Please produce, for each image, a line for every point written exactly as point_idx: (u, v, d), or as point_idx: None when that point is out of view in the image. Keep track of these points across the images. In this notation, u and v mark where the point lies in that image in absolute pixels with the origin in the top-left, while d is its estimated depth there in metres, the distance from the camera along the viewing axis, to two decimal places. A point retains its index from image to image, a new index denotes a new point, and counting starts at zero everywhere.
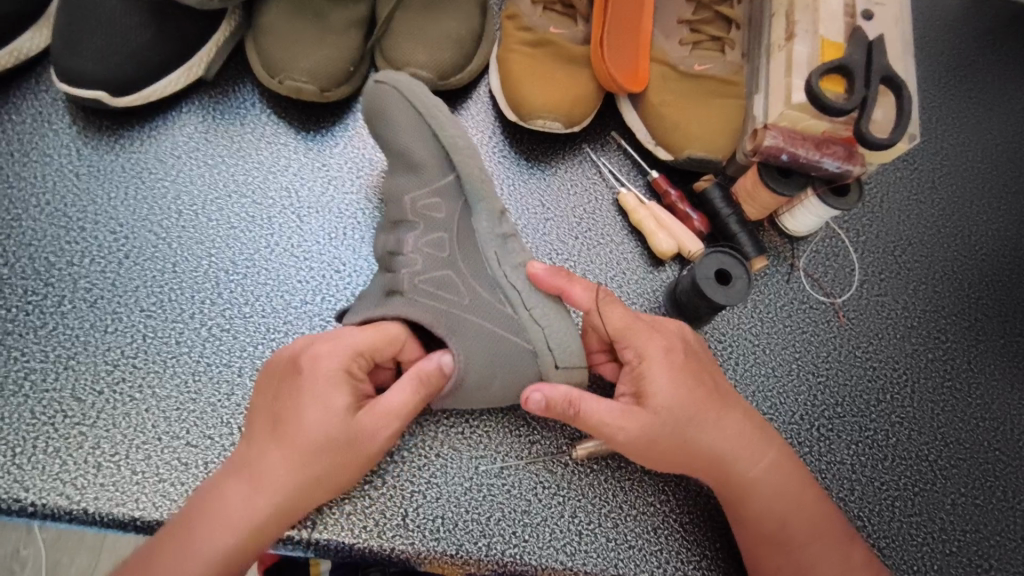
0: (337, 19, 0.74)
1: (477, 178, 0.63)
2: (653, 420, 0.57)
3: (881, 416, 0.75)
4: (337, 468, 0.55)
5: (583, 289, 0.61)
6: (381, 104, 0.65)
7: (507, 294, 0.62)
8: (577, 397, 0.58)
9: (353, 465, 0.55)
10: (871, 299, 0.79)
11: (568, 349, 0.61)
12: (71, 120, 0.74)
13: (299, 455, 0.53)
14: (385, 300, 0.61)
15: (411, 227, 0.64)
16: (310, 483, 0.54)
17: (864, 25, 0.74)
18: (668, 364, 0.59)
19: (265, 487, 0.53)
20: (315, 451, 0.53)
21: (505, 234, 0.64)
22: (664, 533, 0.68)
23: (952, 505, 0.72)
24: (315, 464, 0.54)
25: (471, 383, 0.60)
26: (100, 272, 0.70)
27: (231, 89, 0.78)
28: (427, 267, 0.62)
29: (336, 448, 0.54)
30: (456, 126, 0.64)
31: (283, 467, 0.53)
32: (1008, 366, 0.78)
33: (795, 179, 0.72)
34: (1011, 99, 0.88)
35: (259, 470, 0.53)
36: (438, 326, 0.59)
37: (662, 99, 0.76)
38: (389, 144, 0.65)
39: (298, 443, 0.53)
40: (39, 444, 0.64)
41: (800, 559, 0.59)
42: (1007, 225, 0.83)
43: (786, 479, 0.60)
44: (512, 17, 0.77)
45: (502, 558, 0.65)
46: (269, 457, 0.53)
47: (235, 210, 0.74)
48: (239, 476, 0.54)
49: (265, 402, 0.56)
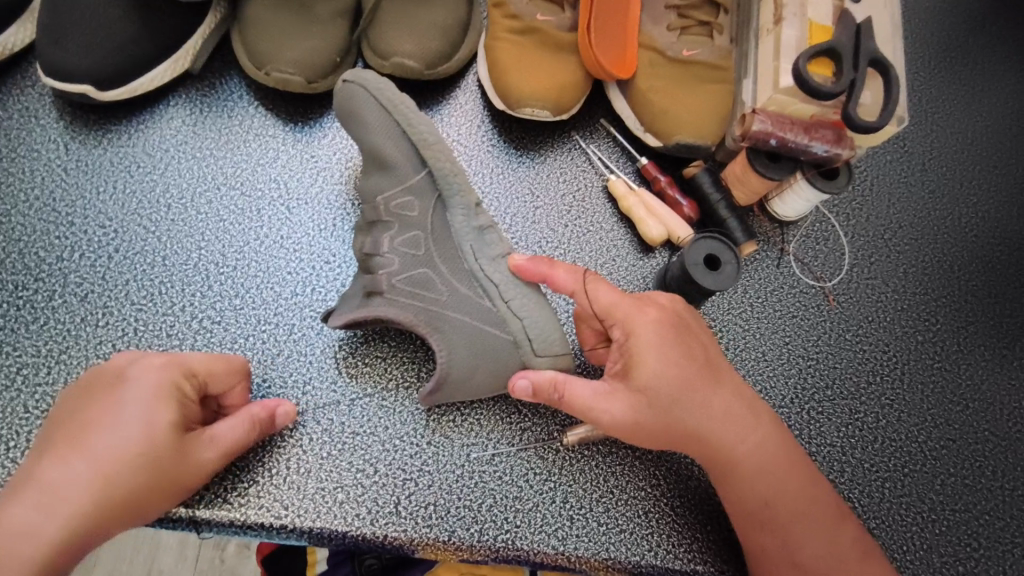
0: (323, 9, 0.74)
1: (450, 171, 0.63)
2: (638, 399, 0.58)
3: (871, 398, 0.75)
4: (157, 480, 0.52)
5: (564, 273, 0.62)
6: (348, 104, 0.64)
7: (483, 287, 0.63)
8: (562, 381, 0.59)
9: (177, 486, 0.54)
10: (861, 283, 0.79)
11: (547, 338, 0.62)
12: (58, 115, 0.74)
13: (106, 463, 0.50)
14: (365, 302, 0.63)
15: (387, 227, 0.64)
16: (119, 498, 0.50)
17: (852, 7, 0.74)
18: (658, 339, 0.59)
19: (57, 502, 0.48)
20: (130, 460, 0.51)
21: (481, 226, 0.64)
22: (655, 516, 0.69)
23: (942, 486, 0.73)
24: (130, 472, 0.51)
25: (457, 376, 0.62)
26: (90, 266, 0.70)
27: (218, 82, 0.78)
28: (403, 267, 0.63)
29: (151, 460, 0.52)
30: (425, 123, 0.63)
31: (80, 479, 0.49)
32: (998, 347, 0.78)
33: (784, 163, 0.72)
34: (1001, 79, 0.88)
35: (53, 487, 0.49)
36: (419, 324, 0.62)
37: (650, 85, 0.76)
38: (361, 143, 0.64)
39: (111, 459, 0.50)
40: (32, 438, 0.64)
41: (786, 538, 0.60)
42: (998, 206, 0.83)
43: (776, 455, 0.60)
44: (499, 4, 0.77)
45: (494, 543, 0.66)
46: (71, 475, 0.49)
47: (224, 202, 0.74)
48: (25, 496, 0.48)
49: (71, 417, 0.53)
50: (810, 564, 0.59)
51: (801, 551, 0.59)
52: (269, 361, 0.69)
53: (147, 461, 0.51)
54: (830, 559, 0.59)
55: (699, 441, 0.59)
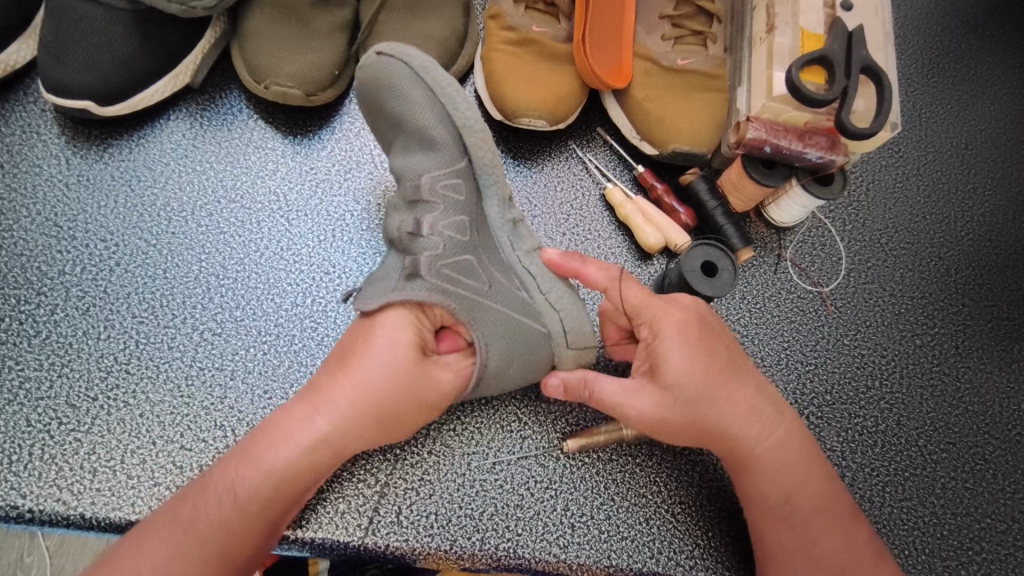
0: (322, 24, 0.75)
1: (490, 163, 0.63)
2: (669, 397, 0.58)
3: (871, 402, 0.75)
4: (387, 411, 0.57)
5: (597, 269, 0.63)
6: (393, 81, 0.63)
7: (522, 281, 0.64)
8: (591, 378, 0.61)
9: (400, 420, 0.58)
10: (858, 287, 0.80)
11: (579, 331, 0.63)
12: (59, 131, 0.75)
13: (354, 383, 0.56)
14: (406, 283, 0.58)
15: (430, 208, 0.62)
16: (358, 424, 0.56)
17: (844, 15, 0.75)
18: (684, 337, 0.59)
19: (321, 407, 0.56)
20: (369, 384, 0.56)
21: (515, 220, 0.66)
22: (656, 523, 0.68)
23: (942, 490, 0.73)
24: (366, 398, 0.56)
25: (493, 369, 0.59)
26: (92, 279, 0.71)
27: (218, 96, 0.78)
28: (447, 251, 0.60)
29: (380, 387, 0.56)
30: (472, 109, 0.63)
31: (339, 394, 0.56)
32: (996, 351, 0.79)
33: (779, 170, 0.72)
34: (995, 84, 0.89)
35: (325, 396, 0.56)
36: (462, 313, 0.58)
37: (645, 94, 0.76)
38: (404, 122, 0.63)
39: (359, 381, 0.56)
40: (34, 451, 0.64)
41: (803, 533, 0.60)
42: (994, 210, 0.84)
43: (794, 455, 0.61)
44: (496, 16, 0.78)
45: (495, 552, 0.66)
46: (335, 391, 0.56)
47: (224, 215, 0.75)
48: (307, 398, 0.57)
49: (354, 342, 0.59)
50: (828, 560, 0.59)
51: (818, 547, 0.60)
52: (269, 372, 0.69)
53: (374, 389, 0.56)
54: (850, 552, 0.60)
55: (724, 439, 0.60)
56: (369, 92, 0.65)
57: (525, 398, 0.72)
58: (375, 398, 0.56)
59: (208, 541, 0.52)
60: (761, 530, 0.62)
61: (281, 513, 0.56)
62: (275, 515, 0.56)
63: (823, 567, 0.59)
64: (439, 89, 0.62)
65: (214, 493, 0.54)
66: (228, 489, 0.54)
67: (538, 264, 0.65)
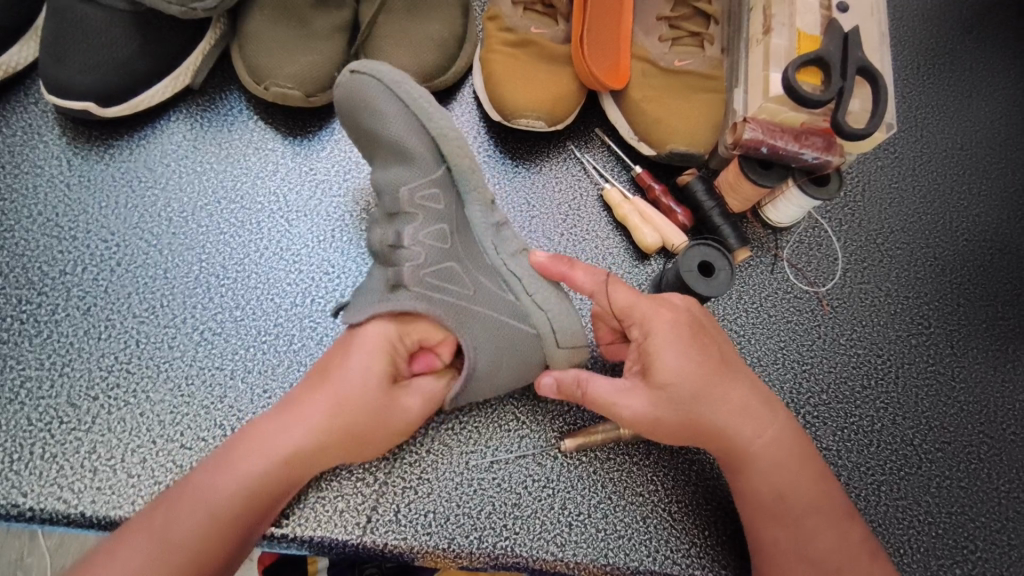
0: (322, 25, 0.75)
1: (468, 168, 0.64)
2: (661, 396, 0.59)
3: (866, 402, 0.76)
4: (362, 426, 0.58)
5: (585, 273, 0.63)
6: (365, 96, 0.63)
7: (508, 284, 0.64)
8: (585, 377, 0.61)
9: (374, 435, 0.59)
10: (854, 287, 0.80)
11: (567, 330, 0.63)
12: (60, 132, 0.75)
13: (333, 397, 0.57)
14: (389, 296, 0.59)
15: (410, 219, 0.62)
16: (333, 438, 0.57)
17: (840, 16, 0.75)
18: (675, 336, 0.59)
19: (298, 421, 0.57)
20: (348, 398, 0.57)
21: (498, 223, 0.67)
22: (653, 521, 0.69)
23: (937, 488, 0.73)
24: (344, 412, 0.57)
25: (483, 371, 0.60)
26: (93, 279, 0.71)
27: (218, 97, 0.79)
28: (430, 259, 0.60)
29: (358, 400, 0.57)
30: (445, 117, 0.63)
31: (317, 407, 0.57)
32: (991, 350, 0.79)
33: (775, 171, 0.73)
34: (991, 85, 0.89)
35: (302, 409, 0.57)
36: (448, 320, 0.59)
37: (642, 95, 0.77)
38: (380, 135, 0.63)
39: (337, 394, 0.57)
40: (35, 450, 0.65)
41: (798, 531, 0.60)
42: (989, 211, 0.84)
43: (787, 454, 0.61)
44: (494, 17, 0.78)
45: (493, 550, 0.66)
46: (314, 404, 0.57)
47: (224, 216, 0.75)
48: (284, 412, 0.58)
49: (332, 358, 0.60)
50: (823, 558, 0.59)
51: (812, 545, 0.60)
52: (269, 372, 0.70)
53: (353, 403, 0.57)
54: (843, 551, 0.60)
55: (718, 438, 0.60)
56: (343, 107, 0.65)
57: (523, 397, 0.72)
58: (352, 413, 0.57)
59: (181, 551, 0.52)
60: (756, 528, 0.62)
61: (253, 525, 0.56)
62: (246, 529, 0.56)
63: (817, 565, 0.59)
64: (412, 98, 0.63)
65: (190, 502, 0.54)
66: (205, 497, 0.54)
67: (526, 266, 0.65)
